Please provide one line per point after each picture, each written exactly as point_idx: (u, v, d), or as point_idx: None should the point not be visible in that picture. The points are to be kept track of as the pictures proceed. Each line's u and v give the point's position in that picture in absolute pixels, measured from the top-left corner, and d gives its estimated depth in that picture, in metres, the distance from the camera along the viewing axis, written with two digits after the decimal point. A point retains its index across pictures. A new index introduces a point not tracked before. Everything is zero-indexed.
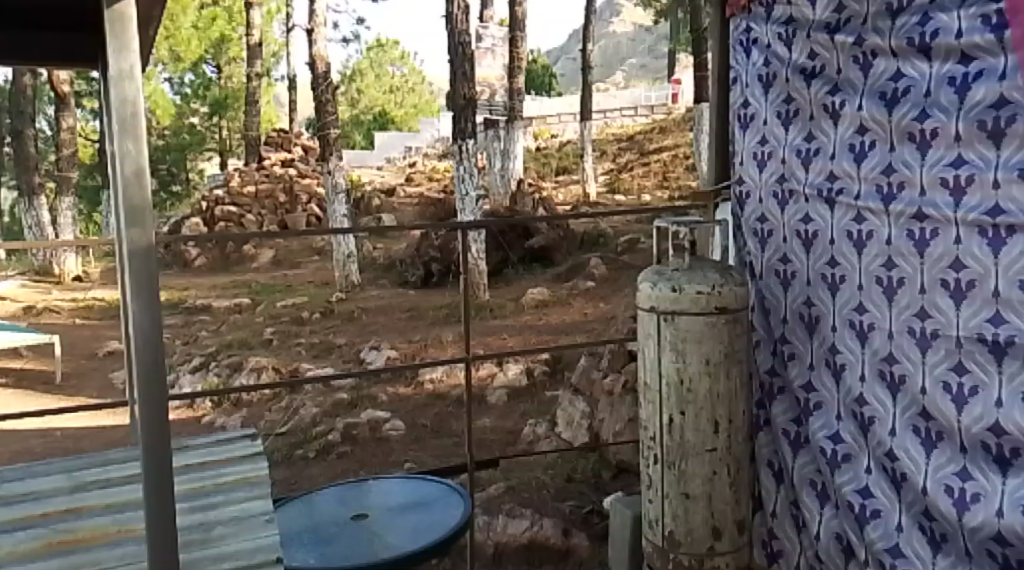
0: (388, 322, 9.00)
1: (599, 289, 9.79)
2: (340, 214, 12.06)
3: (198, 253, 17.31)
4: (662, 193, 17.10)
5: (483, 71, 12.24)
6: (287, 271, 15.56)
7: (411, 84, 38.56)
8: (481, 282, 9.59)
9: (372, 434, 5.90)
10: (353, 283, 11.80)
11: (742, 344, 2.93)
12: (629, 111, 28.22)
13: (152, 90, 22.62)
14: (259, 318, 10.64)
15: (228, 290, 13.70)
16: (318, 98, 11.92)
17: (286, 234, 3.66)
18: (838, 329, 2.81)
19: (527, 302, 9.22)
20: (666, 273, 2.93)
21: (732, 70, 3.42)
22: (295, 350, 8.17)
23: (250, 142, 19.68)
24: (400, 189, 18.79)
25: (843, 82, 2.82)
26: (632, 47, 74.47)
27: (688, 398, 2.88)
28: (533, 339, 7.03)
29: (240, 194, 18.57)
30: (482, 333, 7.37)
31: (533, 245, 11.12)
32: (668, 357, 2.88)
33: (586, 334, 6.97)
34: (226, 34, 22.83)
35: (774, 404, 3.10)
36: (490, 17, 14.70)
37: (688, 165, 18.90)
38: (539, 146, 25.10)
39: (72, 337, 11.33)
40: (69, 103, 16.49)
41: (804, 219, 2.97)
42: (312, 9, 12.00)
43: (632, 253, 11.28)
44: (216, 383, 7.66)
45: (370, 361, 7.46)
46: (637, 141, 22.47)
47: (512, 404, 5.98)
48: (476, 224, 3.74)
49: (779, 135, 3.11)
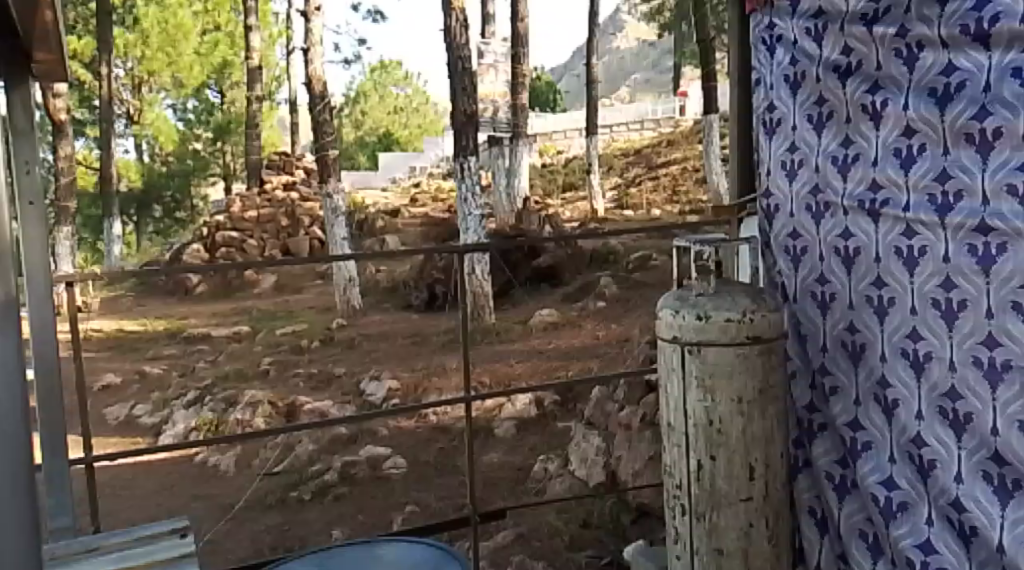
0: (391, 349, 8.67)
1: (610, 309, 9.42)
2: (340, 238, 11.75)
3: (199, 281, 17.09)
4: (672, 207, 16.76)
5: (485, 87, 11.98)
6: (289, 297, 15.27)
7: (416, 105, 38.42)
8: (486, 305, 9.25)
9: (372, 473, 5.55)
10: (354, 308, 11.49)
11: (778, 378, 2.58)
12: (635, 125, 27.97)
13: (154, 117, 22.38)
14: (257, 347, 10.33)
15: (229, 318, 13.42)
16: (315, 119, 11.65)
17: (269, 264, 3.33)
18: (887, 359, 2.47)
19: (536, 325, 8.86)
20: (689, 299, 2.58)
21: (754, 71, 3.09)
22: (293, 381, 7.83)
23: (251, 165, 19.46)
24: (404, 210, 18.51)
25: (884, 78, 2.47)
26: (635, 62, 74.42)
27: (718, 440, 2.53)
28: (542, 366, 6.65)
29: (241, 218, 18.35)
30: (487, 360, 7.01)
31: (540, 264, 10.84)
32: (694, 395, 2.54)
33: (598, 359, 6.61)
34: (229, 59, 23.25)
35: (814, 443, 2.75)
36: (491, 33, 14.44)
37: (698, 178, 18.56)
38: (545, 163, 24.84)
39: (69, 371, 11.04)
40: (66, 131, 16.54)
41: (843, 234, 2.63)
42: (307, 28, 11.71)
43: (645, 269, 10.91)
44: (211, 420, 7.33)
45: (370, 393, 7.13)
46: (644, 155, 22.17)
47: (521, 437, 5.61)
48: (478, 247, 3.41)
49: (811, 141, 2.77)
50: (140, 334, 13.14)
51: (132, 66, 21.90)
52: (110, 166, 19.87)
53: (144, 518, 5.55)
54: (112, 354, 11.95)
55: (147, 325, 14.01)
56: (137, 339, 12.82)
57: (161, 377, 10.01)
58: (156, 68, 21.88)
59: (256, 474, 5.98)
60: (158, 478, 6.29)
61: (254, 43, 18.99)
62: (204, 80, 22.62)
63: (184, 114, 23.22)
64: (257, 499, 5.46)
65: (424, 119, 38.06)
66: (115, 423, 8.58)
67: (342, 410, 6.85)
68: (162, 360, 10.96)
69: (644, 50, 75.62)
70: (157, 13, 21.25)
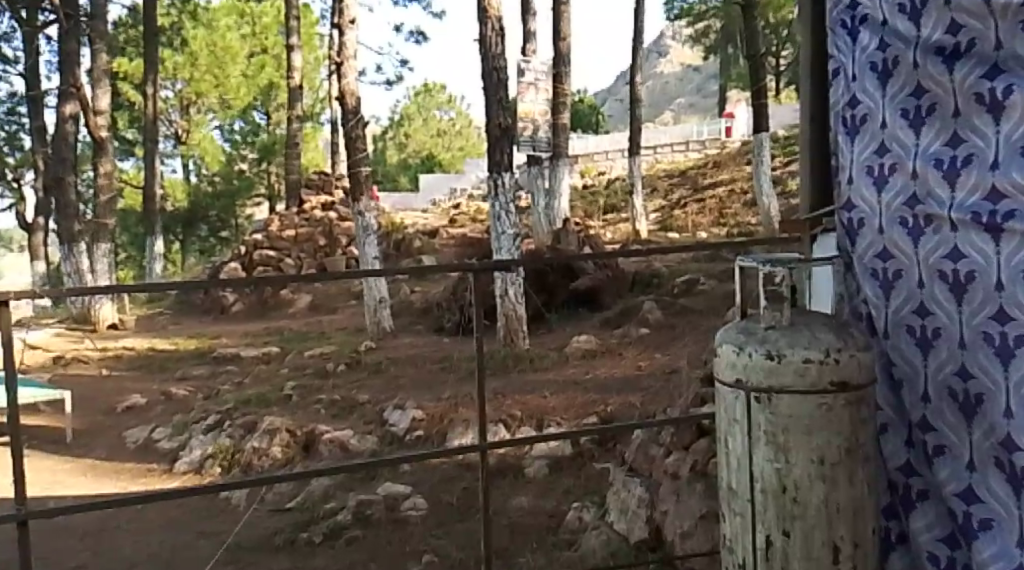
0: (418, 375, 8.20)
1: (654, 336, 8.62)
2: (371, 257, 11.37)
3: (235, 299, 16.87)
4: (719, 229, 16.14)
5: (525, 105, 11.66)
6: (322, 317, 14.95)
7: (459, 128, 38.35)
8: (519, 330, 8.76)
9: (389, 514, 5.05)
10: (384, 330, 11.04)
11: (867, 433, 2.07)
12: (681, 146, 27.40)
13: (201, 138, 22.51)
14: (283, 370, 9.92)
15: (259, 339, 13.10)
16: (347, 135, 11.30)
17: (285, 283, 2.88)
18: (1013, 416, 1.94)
19: (573, 352, 8.23)
20: (755, 333, 2.07)
21: (832, 59, 2.55)
22: (314, 408, 7.38)
23: (291, 185, 19.27)
24: (443, 231, 18.18)
25: (1008, 60, 1.96)
26: (681, 87, 74.08)
27: (794, 512, 2.02)
28: (578, 399, 6.08)
29: (278, 237, 18.11)
30: (518, 391, 6.47)
31: (577, 287, 10.36)
32: (763, 454, 2.04)
33: (641, 392, 5.98)
34: (275, 81, 23.25)
35: (912, 515, 2.22)
36: (532, 51, 14.05)
37: (746, 201, 17.89)
38: (586, 184, 24.36)
39: (94, 390, 10.75)
40: (107, 149, 16.28)
41: (951, 255, 2.10)
42: (341, 41, 11.35)
43: (691, 294, 10.10)
44: (226, 446, 6.90)
45: (393, 423, 6.64)
46: (690, 176, 21.61)
47: (553, 479, 5.03)
48: (515, 264, 2.88)
49: (905, 141, 2.23)
50: (170, 353, 12.83)
51: (179, 87, 22.06)
52: (154, 184, 19.73)
53: (146, 556, 5.12)
54: (140, 373, 11.66)
55: (179, 344, 13.72)
56: (167, 358, 12.52)
57: (185, 400, 9.64)
58: (205, 90, 21.93)
59: (267, 510, 5.55)
60: (167, 510, 5.90)
61: (296, 63, 18.85)
62: (250, 102, 22.67)
63: (230, 135, 23.13)
64: (265, 539, 5.04)
65: (467, 141, 37.98)
66: (133, 448, 8.20)
67: (362, 442, 6.39)
68: (189, 381, 10.62)
69: (690, 75, 75.33)
70: (206, 35, 21.34)
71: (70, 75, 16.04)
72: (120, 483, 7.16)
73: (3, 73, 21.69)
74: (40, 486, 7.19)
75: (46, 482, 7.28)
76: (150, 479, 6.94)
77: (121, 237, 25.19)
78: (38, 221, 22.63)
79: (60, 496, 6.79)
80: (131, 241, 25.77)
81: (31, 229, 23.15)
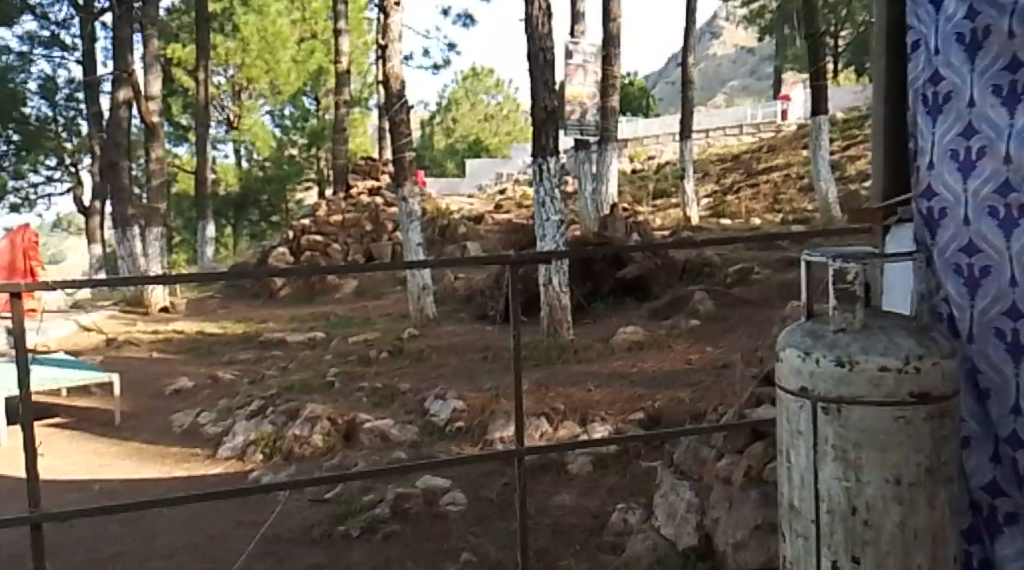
0: (460, 364, 8.05)
1: (706, 328, 8.01)
2: (415, 243, 11.23)
3: (283, 284, 16.93)
4: (773, 215, 15.70)
5: (574, 88, 11.43)
6: (368, 302, 14.90)
7: (508, 112, 38.11)
8: (564, 319, 8.55)
9: (428, 509, 4.89)
10: (428, 317, 10.92)
11: (951, 448, 1.84)
12: (733, 130, 26.84)
13: (252, 123, 22.62)
14: (327, 356, 9.83)
15: (306, 323, 13.09)
16: (392, 119, 11.16)
17: (326, 274, 2.78)
18: None
19: (620, 343, 7.65)
20: (823, 337, 1.85)
21: (909, 29, 2.28)
22: (355, 396, 7.27)
23: (338, 170, 19.21)
24: (489, 216, 18.00)
25: None
26: (733, 70, 72.90)
27: (866, 536, 1.80)
28: (624, 394, 5.84)
29: (326, 223, 18.14)
30: (561, 383, 6.27)
31: (625, 276, 10.16)
32: (831, 471, 1.82)
33: (691, 388, 5.71)
34: (324, 66, 23.14)
35: (999, 541, 2.00)
36: (580, 32, 13.75)
37: (802, 187, 17.40)
38: (635, 169, 23.98)
39: (144, 373, 10.83)
40: (158, 133, 16.35)
41: None
42: (386, 24, 11.16)
43: (745, 283, 9.66)
44: (268, 434, 6.81)
45: (434, 413, 6.49)
46: (743, 161, 21.12)
47: (597, 478, 4.83)
48: (559, 254, 2.69)
49: (998, 122, 1.98)
50: (218, 337, 12.89)
51: (231, 73, 22.22)
52: (206, 168, 19.85)
53: (183, 545, 5.03)
54: (189, 356, 11.72)
55: (227, 328, 13.75)
56: (216, 341, 12.55)
57: (231, 384, 9.59)
58: (256, 75, 22.03)
59: (306, 501, 5.45)
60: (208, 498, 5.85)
61: (344, 48, 18.74)
62: (300, 88, 22.70)
63: (281, 120, 23.11)
64: (304, 531, 4.93)
65: (515, 125, 37.74)
66: (179, 433, 8.11)
67: (403, 432, 6.25)
68: (236, 365, 10.63)
69: (742, 57, 74.04)
70: (256, 22, 21.48)
71: (123, 61, 16.16)
72: (162, 468, 7.02)
73: (60, 60, 22.02)
74: (86, 469, 7.13)
75: (92, 466, 7.22)
76: (192, 464, 6.87)
77: (174, 221, 25.50)
78: (95, 205, 22.96)
79: (105, 480, 6.71)
80: (184, 225, 26.09)
81: (88, 213, 23.51)
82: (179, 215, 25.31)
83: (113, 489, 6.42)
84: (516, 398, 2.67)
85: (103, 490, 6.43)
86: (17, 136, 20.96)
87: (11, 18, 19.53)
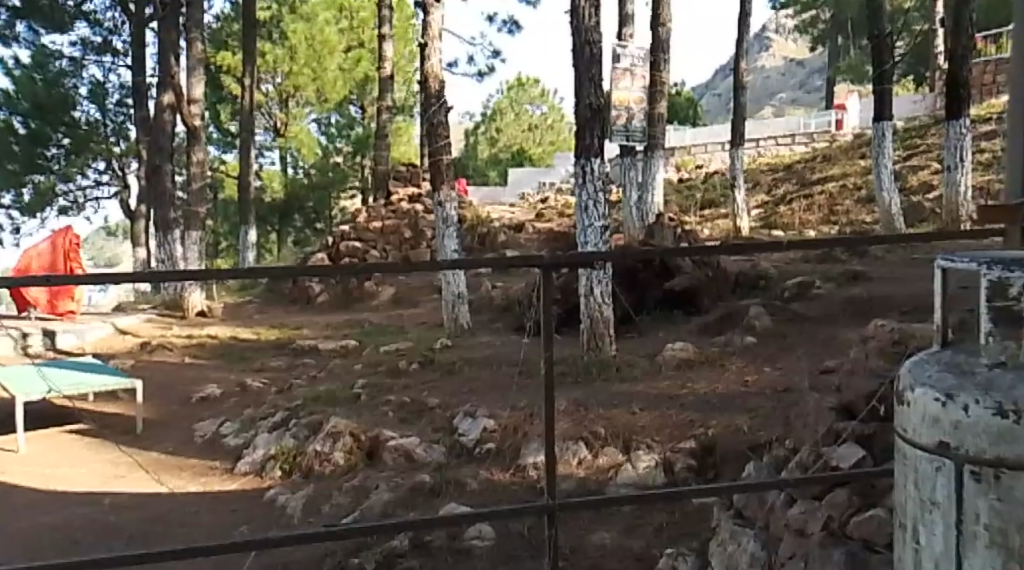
0: (493, 379, 7.57)
1: (763, 347, 7.37)
2: (450, 250, 10.79)
3: (320, 290, 16.63)
4: (829, 227, 15.03)
5: (619, 91, 11.01)
6: (405, 311, 14.50)
7: (552, 122, 37.81)
8: (606, 334, 8.03)
9: (451, 543, 4.41)
10: (462, 327, 10.47)
11: None
12: (786, 139, 26.11)
13: (297, 130, 22.43)
14: (357, 366, 9.38)
15: (339, 331, 12.71)
16: (430, 120, 10.68)
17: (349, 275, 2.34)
18: None
19: (667, 360, 7.11)
20: (972, 375, 1.33)
21: None
22: (381, 411, 6.82)
23: (379, 175, 18.84)
24: (529, 225, 17.55)
25: None
26: (782, 82, 71.95)
27: None
28: (672, 418, 5.30)
29: (365, 229, 17.80)
30: (602, 404, 5.75)
31: (673, 288, 9.63)
32: (980, 560, 1.29)
33: (749, 414, 5.15)
34: (370, 74, 22.83)
35: None
36: (629, 36, 13.25)
37: (860, 198, 16.67)
38: (682, 178, 23.42)
39: (172, 378, 10.49)
40: (200, 138, 16.05)
41: None
42: (426, 21, 10.79)
43: (804, 299, 9.01)
44: (288, 448, 6.35)
45: (464, 432, 5.99)
46: (797, 171, 20.45)
47: (641, 514, 4.32)
48: (608, 258, 2.22)
49: None
50: (251, 343, 12.53)
51: (279, 81, 22.10)
52: (249, 173, 19.62)
53: None
54: (220, 362, 11.38)
55: (260, 334, 13.37)
56: (247, 348, 12.17)
57: (259, 391, 9.17)
58: (302, 82, 21.87)
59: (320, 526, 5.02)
60: (220, 521, 5.41)
61: (389, 52, 18.33)
62: (346, 95, 22.44)
63: (327, 128, 22.86)
64: (314, 562, 4.47)
65: (559, 136, 37.39)
66: (200, 442, 7.54)
67: (429, 452, 5.78)
68: (267, 372, 10.24)
69: (793, 69, 73.05)
70: (304, 28, 21.39)
71: (166, 64, 15.89)
72: (177, 481, 6.50)
73: (110, 65, 22.00)
74: (99, 480, 6.67)
75: (108, 476, 6.76)
76: (210, 478, 6.45)
77: (219, 224, 25.40)
78: (140, 209, 22.86)
79: (117, 492, 6.25)
80: (228, 231, 26.01)
81: (133, 216, 23.47)
82: (223, 220, 25.26)
83: (124, 502, 6.00)
84: (548, 430, 2.21)
85: (112, 503, 6.00)
86: (66, 139, 20.98)
87: (63, 23, 19.54)
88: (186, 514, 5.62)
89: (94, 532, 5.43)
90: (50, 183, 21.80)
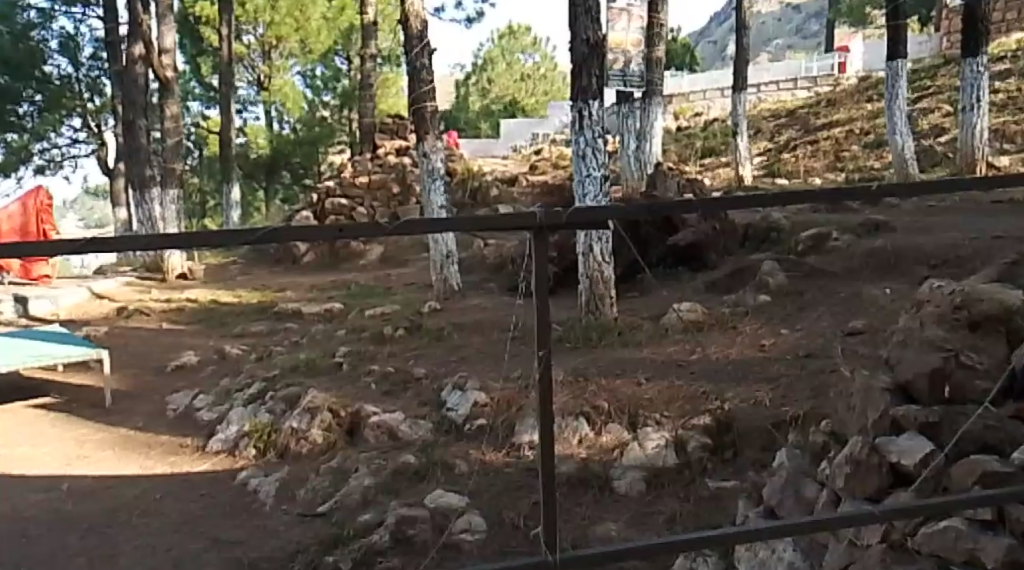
0: (485, 345, 7.08)
1: (778, 305, 6.88)
2: (437, 206, 10.25)
3: (306, 250, 16.07)
4: (835, 174, 14.48)
5: (615, 35, 10.33)
6: (394, 270, 13.97)
7: (545, 71, 36.84)
8: (607, 295, 7.51)
9: (438, 538, 3.94)
10: (452, 288, 9.95)
11: None
12: (787, 84, 25.40)
13: (282, 84, 21.60)
14: (340, 332, 8.87)
15: (324, 293, 12.20)
16: (412, 65, 10.05)
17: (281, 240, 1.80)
18: None
19: (673, 323, 6.62)
20: None
21: None
22: (364, 383, 6.32)
23: (365, 129, 18.15)
24: (522, 178, 16.95)
25: None
26: (777, 28, 70.66)
27: None
28: (683, 389, 4.80)
29: (351, 185, 17.14)
30: (604, 373, 5.27)
31: (677, 243, 9.11)
32: None
33: (771, 385, 4.68)
34: (354, 23, 21.99)
35: None
36: None
37: (867, 142, 16.11)
38: (680, 127, 22.78)
39: (148, 345, 9.97)
40: (174, 90, 15.30)
41: None
42: None
43: (820, 252, 8.49)
44: (262, 424, 5.86)
45: (453, 406, 5.50)
46: (799, 117, 19.85)
47: (651, 501, 3.91)
48: (616, 216, 1.69)
49: None
50: (232, 307, 12.00)
51: (261, 32, 21.19)
52: (230, 129, 18.80)
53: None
54: (199, 327, 10.86)
55: (242, 297, 12.83)
56: (228, 311, 11.67)
57: (238, 359, 8.65)
58: (285, 33, 20.97)
59: (296, 515, 4.55)
60: (186, 509, 4.93)
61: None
62: (331, 46, 21.63)
63: (312, 81, 22.29)
64: (283, 560, 4.00)
65: (552, 86, 36.50)
66: (172, 418, 7.05)
67: (414, 430, 5.32)
68: (248, 338, 9.73)
69: (788, 15, 71.68)
70: None
71: (135, 12, 15.07)
72: (143, 461, 5.99)
73: (82, 17, 21.13)
74: (61, 461, 6.16)
75: (71, 457, 6.26)
76: (179, 458, 5.95)
77: (203, 182, 24.72)
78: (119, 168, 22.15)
79: (77, 476, 5.74)
80: (212, 189, 25.33)
81: (113, 175, 22.75)
82: (207, 178, 24.55)
83: (83, 488, 5.51)
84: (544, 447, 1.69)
85: (70, 490, 5.50)
86: (39, 96, 20.24)
87: None
88: (148, 499, 5.13)
89: (47, 520, 4.95)
90: (25, 142, 21.04)
